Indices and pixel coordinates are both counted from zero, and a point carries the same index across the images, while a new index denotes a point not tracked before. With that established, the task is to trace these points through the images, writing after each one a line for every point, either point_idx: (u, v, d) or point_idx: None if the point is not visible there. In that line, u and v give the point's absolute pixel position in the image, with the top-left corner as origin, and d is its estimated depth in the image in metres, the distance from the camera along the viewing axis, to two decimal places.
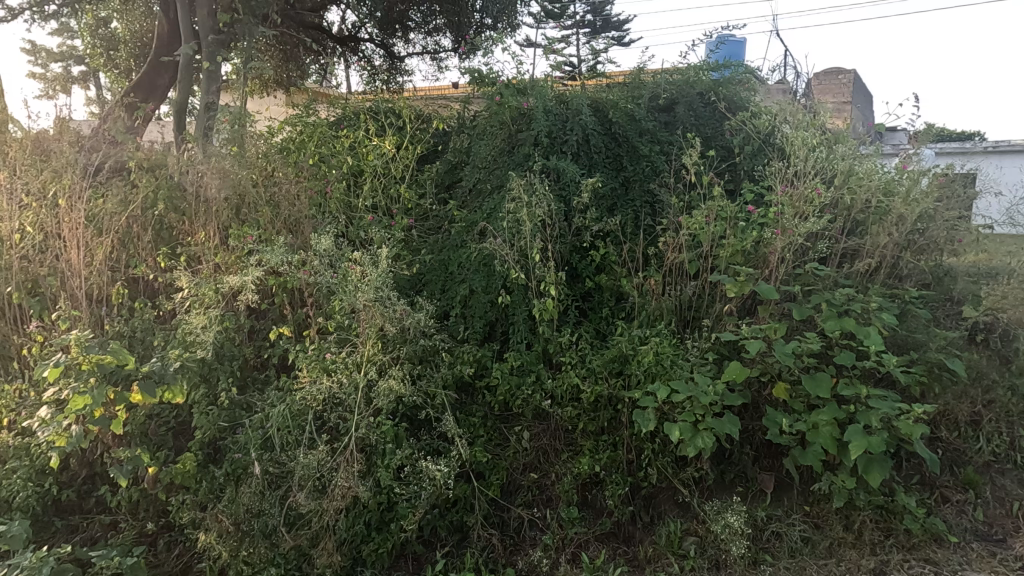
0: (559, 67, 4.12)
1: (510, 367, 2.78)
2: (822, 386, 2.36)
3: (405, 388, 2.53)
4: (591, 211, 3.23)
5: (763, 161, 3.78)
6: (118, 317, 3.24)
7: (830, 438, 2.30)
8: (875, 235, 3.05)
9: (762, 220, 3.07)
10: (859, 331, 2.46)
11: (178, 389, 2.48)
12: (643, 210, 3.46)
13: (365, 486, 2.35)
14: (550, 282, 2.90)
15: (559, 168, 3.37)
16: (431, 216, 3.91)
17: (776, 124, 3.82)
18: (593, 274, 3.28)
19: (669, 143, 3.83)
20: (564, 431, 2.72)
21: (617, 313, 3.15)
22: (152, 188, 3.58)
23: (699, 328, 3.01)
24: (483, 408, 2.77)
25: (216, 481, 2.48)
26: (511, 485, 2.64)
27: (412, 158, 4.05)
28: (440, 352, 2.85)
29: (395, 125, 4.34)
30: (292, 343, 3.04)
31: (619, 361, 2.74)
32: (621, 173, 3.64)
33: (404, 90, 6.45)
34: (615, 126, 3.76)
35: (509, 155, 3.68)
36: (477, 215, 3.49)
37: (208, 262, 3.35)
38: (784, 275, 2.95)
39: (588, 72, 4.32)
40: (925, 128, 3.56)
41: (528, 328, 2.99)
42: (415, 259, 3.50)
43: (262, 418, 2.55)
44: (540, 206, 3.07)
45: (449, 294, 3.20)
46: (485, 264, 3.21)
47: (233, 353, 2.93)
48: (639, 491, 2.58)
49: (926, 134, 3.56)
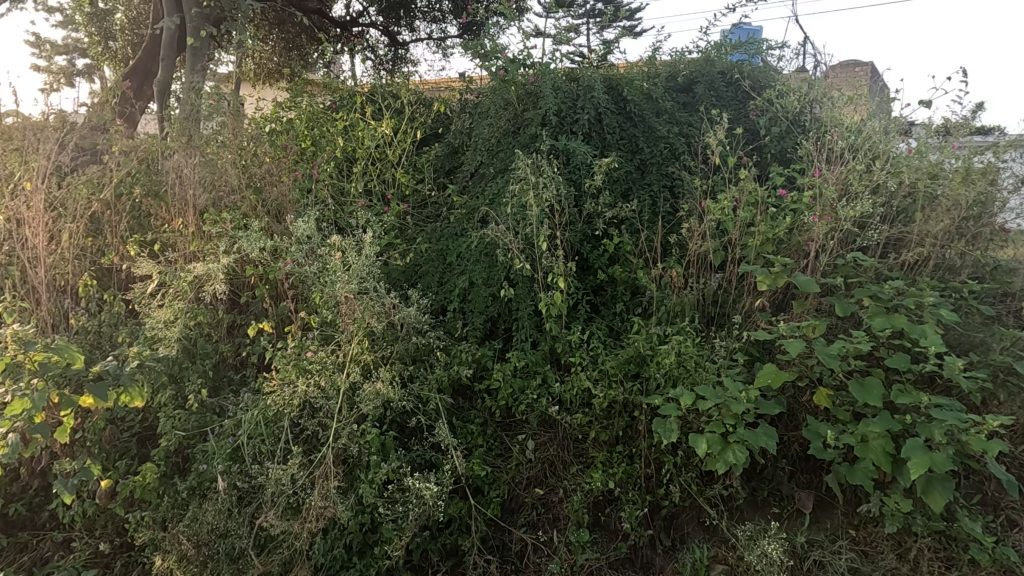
0: (570, 58, 3.80)
1: (513, 368, 2.51)
2: (872, 393, 2.04)
3: (394, 392, 2.25)
4: (604, 195, 2.92)
5: (793, 143, 3.45)
6: (85, 310, 2.98)
7: (882, 454, 1.98)
8: (925, 221, 2.71)
9: (797, 205, 2.74)
10: (914, 330, 2.14)
11: (136, 392, 2.17)
12: (662, 194, 3.14)
13: (345, 504, 2.05)
14: (557, 274, 2.60)
15: (569, 149, 3.07)
16: (429, 203, 3.60)
17: (804, 103, 3.50)
18: (606, 265, 2.97)
19: (689, 124, 3.52)
20: (574, 441, 2.43)
21: (633, 308, 2.84)
22: (127, 171, 3.30)
23: (725, 326, 2.69)
24: (483, 414, 2.49)
25: (180, 496, 2.19)
26: (513, 502, 2.35)
27: (410, 141, 3.74)
28: (435, 351, 2.55)
29: (393, 107, 4.03)
30: (274, 340, 2.76)
31: (636, 362, 2.46)
32: (636, 155, 3.31)
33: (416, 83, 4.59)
34: (630, 104, 3.43)
35: (515, 137, 3.36)
36: (479, 201, 3.18)
37: (184, 251, 3.07)
38: (821, 266, 2.62)
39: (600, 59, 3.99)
40: (963, 120, 3.04)
41: (534, 325, 2.69)
42: (411, 248, 3.20)
43: (234, 425, 2.27)
44: (548, 189, 2.76)
45: (446, 287, 2.89)
46: (487, 254, 2.90)
47: (206, 351, 2.66)
48: (658, 511, 2.27)
49: (964, 126, 3.03)
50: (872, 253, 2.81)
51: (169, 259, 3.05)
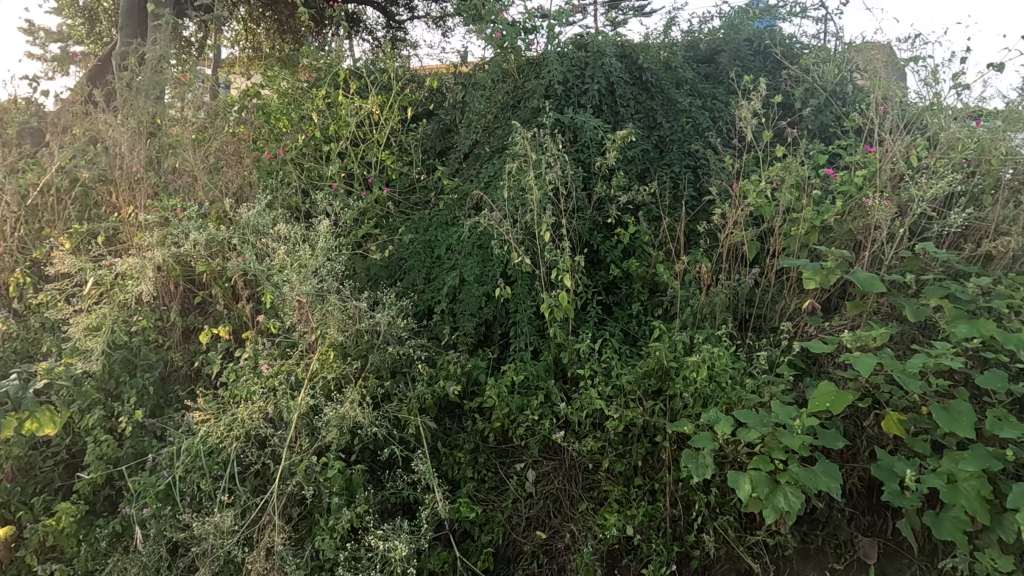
0: (577, 29, 3.10)
1: (510, 383, 2.10)
2: (962, 420, 1.60)
3: (362, 416, 1.84)
4: (617, 176, 2.49)
5: (834, 117, 2.99)
6: (16, 311, 2.59)
7: (977, 501, 1.54)
8: (1006, 205, 2.25)
9: (848, 186, 2.30)
10: (1009, 340, 1.70)
11: (45, 418, 1.79)
12: (685, 175, 2.70)
13: (297, 560, 1.65)
14: (563, 270, 2.17)
15: (577, 124, 2.64)
16: (418, 188, 3.17)
17: (844, 72, 3.04)
18: (620, 259, 2.54)
19: (712, 97, 3.08)
20: (583, 471, 2.04)
21: (652, 309, 2.42)
22: (70, 152, 2.90)
23: (762, 331, 2.27)
24: (474, 439, 2.09)
25: (100, 543, 1.79)
26: (510, 549, 1.93)
27: (397, 118, 3.29)
28: (416, 363, 2.16)
29: (379, 81, 3.53)
30: (229, 348, 2.34)
31: (656, 376, 2.07)
32: (654, 131, 2.86)
33: (401, 59, 3.75)
34: (647, 72, 2.96)
35: (514, 111, 2.92)
36: (472, 184, 2.75)
37: (131, 243, 2.66)
38: (880, 260, 2.18)
39: (610, 36, 3.18)
40: None
41: (536, 331, 2.28)
42: (393, 239, 2.78)
43: (170, 456, 1.88)
44: (551, 169, 2.34)
45: (433, 285, 2.48)
46: (480, 246, 2.47)
47: (149, 362, 2.28)
48: (687, 561, 1.86)
49: None
50: (937, 243, 2.36)
51: (113, 252, 2.65)
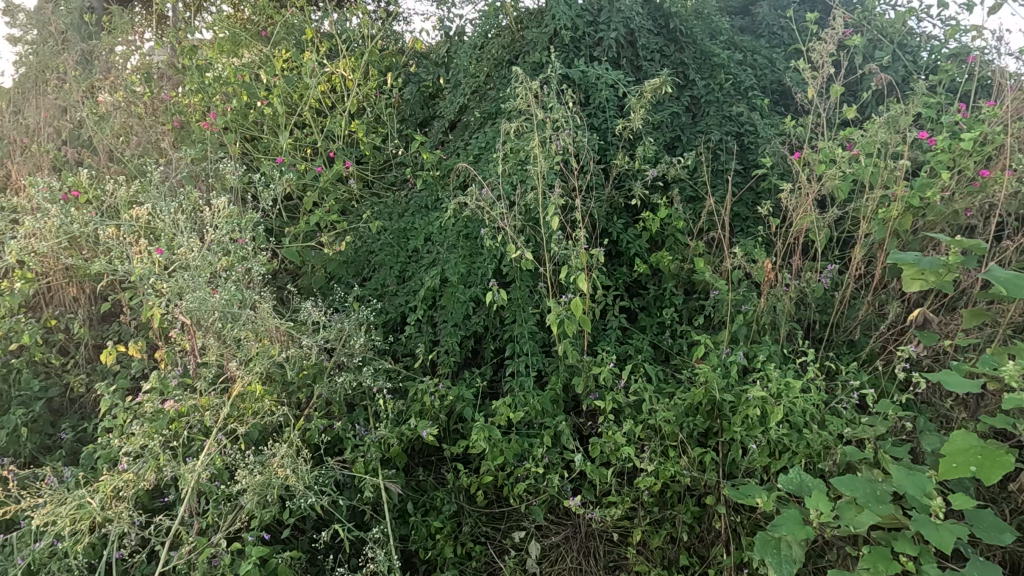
0: None
1: (504, 422, 1.54)
2: None
3: (293, 480, 1.29)
4: (643, 145, 1.91)
5: (906, 73, 2.39)
6: None
7: None
8: None
9: (954, 153, 1.72)
10: None
11: None
12: (728, 145, 2.12)
13: None
14: (575, 269, 1.61)
15: (590, 79, 2.05)
16: (393, 165, 2.58)
17: (920, 16, 2.42)
18: (647, 251, 1.97)
19: (755, 50, 2.47)
20: (605, 544, 1.49)
21: (690, 317, 1.86)
22: None
23: (840, 346, 1.72)
24: (457, 497, 1.54)
25: None
26: None
27: (369, 82, 2.68)
28: (378, 394, 1.60)
29: (348, 39, 2.90)
30: (142, 372, 1.79)
31: (704, 414, 1.51)
32: (685, 90, 2.27)
33: (377, 13, 3.10)
34: (676, 17, 2.33)
35: (511, 67, 2.32)
36: (457, 158, 2.17)
37: None
38: (1006, 252, 1.60)
39: None
40: None
41: (540, 349, 1.72)
42: (359, 227, 2.21)
43: (26, 536, 1.33)
44: (559, 134, 1.76)
45: (405, 287, 1.91)
46: (467, 236, 1.90)
47: (33, 390, 1.74)
48: None
49: None
50: None
51: None
